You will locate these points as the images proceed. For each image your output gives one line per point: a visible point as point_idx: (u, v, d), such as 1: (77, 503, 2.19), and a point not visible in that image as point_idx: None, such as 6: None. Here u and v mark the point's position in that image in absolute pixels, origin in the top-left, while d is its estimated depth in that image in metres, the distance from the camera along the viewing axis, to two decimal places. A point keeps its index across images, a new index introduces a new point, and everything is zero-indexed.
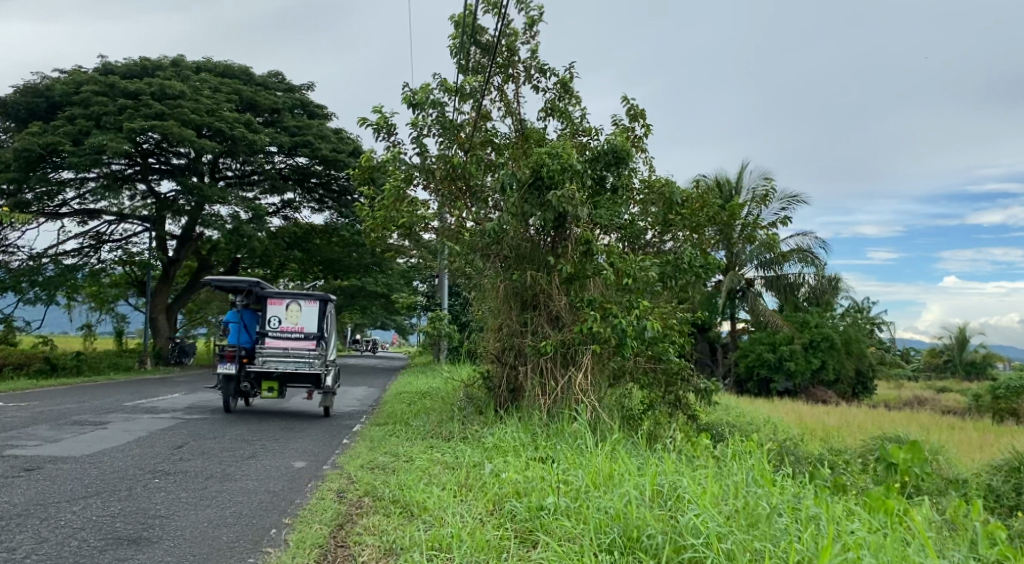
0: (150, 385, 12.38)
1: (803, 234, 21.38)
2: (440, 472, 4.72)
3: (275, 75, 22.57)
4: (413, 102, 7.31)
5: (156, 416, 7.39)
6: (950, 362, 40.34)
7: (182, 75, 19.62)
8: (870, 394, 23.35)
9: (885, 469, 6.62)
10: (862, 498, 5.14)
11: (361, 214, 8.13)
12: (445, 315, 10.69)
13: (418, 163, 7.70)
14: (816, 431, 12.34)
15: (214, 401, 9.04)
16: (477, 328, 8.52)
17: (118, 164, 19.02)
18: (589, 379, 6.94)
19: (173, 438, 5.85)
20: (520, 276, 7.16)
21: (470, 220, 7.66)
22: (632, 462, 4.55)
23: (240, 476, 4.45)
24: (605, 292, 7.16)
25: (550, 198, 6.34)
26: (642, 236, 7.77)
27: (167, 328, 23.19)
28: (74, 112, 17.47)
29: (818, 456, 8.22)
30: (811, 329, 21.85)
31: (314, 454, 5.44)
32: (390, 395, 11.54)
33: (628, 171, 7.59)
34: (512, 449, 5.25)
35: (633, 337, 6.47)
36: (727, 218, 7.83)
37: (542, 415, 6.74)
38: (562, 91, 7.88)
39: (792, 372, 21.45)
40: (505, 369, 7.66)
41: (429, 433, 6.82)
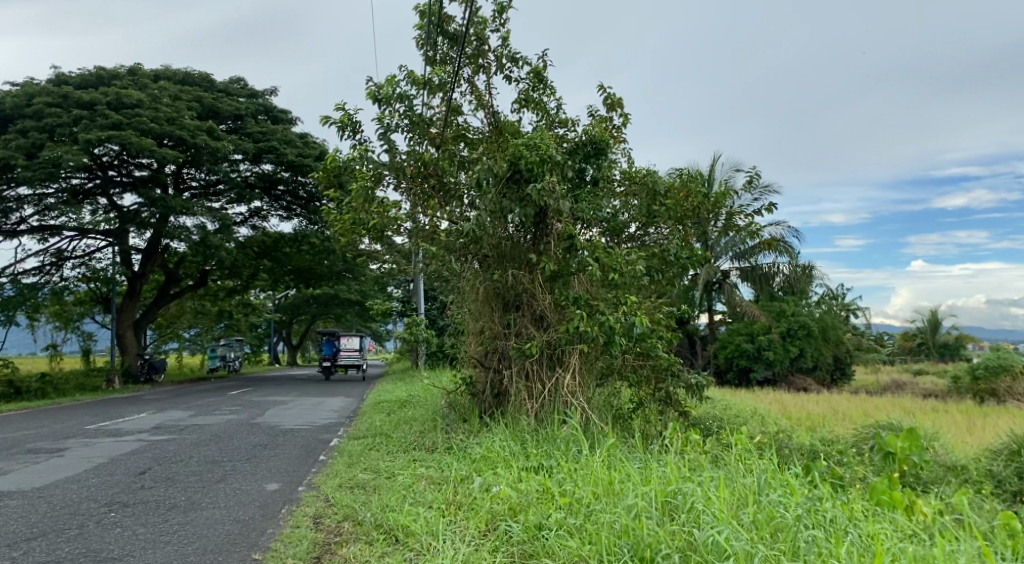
0: (114, 406, 11.75)
1: (777, 224, 21.40)
2: (425, 488, 4.40)
3: (237, 81, 21.92)
4: (380, 97, 6.96)
5: (120, 439, 6.91)
6: (923, 346, 41.05)
7: (140, 83, 18.88)
8: (848, 379, 23.54)
9: (881, 458, 6.48)
10: (867, 492, 4.97)
11: (329, 218, 7.75)
12: (421, 319, 10.33)
13: (387, 160, 7.36)
14: (800, 420, 12.29)
15: (182, 420, 8.55)
16: (456, 331, 8.20)
17: (78, 177, 18.29)
18: (577, 381, 6.67)
19: (136, 464, 5.42)
20: (501, 276, 6.85)
21: (445, 219, 7.29)
22: (632, 469, 4.33)
23: (206, 505, 4.05)
24: (590, 289, 6.90)
25: (529, 190, 6.04)
26: (625, 229, 7.54)
27: (136, 344, 22.42)
28: (26, 125, 16.67)
29: (811, 447, 8.07)
30: (788, 318, 21.94)
31: (288, 474, 5.06)
32: (369, 403, 11.16)
33: (607, 162, 7.36)
34: (502, 459, 4.96)
35: (622, 333, 6.23)
36: (713, 206, 7.54)
37: (530, 420, 6.46)
38: (536, 81, 7.60)
39: (771, 361, 21.52)
40: (488, 374, 7.33)
41: (411, 444, 6.49)
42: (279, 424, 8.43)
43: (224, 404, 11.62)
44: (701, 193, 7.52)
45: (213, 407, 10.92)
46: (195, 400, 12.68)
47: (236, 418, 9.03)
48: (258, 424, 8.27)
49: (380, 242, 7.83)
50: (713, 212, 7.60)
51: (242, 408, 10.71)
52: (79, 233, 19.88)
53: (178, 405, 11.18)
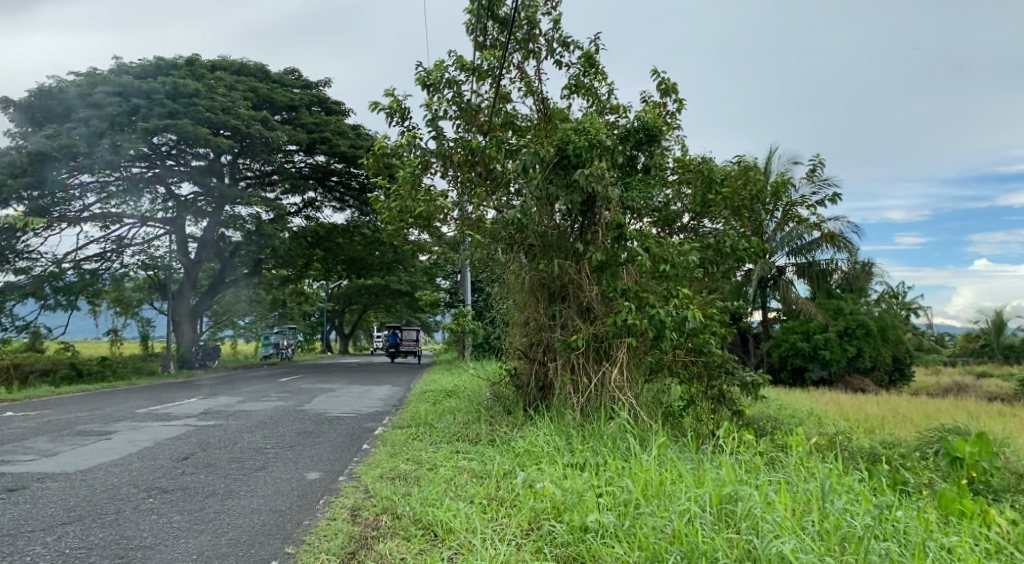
0: (168, 390, 12.12)
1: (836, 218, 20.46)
2: (467, 482, 4.25)
3: (290, 72, 22.24)
4: (427, 82, 6.83)
5: (167, 423, 7.05)
6: (989, 347, 38.74)
7: (197, 74, 19.33)
8: (908, 381, 22.36)
9: (949, 464, 6.02)
10: (937, 501, 4.60)
11: (376, 207, 7.70)
12: (468, 310, 10.22)
13: (434, 147, 7.23)
14: (860, 422, 11.65)
15: (230, 406, 8.69)
16: (501, 323, 8.04)
17: (139, 167, 19.02)
18: (625, 376, 6.43)
19: (180, 449, 5.48)
20: (547, 266, 6.64)
21: (492, 208, 7.11)
22: (685, 469, 4.07)
23: (244, 494, 4.03)
24: (639, 280, 6.63)
25: (577, 176, 5.79)
26: (678, 219, 7.24)
27: (190, 330, 23.25)
28: (88, 115, 17.33)
29: (870, 450, 7.61)
30: (845, 317, 20.99)
31: (329, 463, 5.01)
32: (414, 394, 11.14)
33: (660, 150, 7.05)
34: (547, 454, 4.77)
35: (673, 328, 5.94)
36: (773, 196, 7.12)
37: (575, 415, 6.25)
38: (587, 66, 7.33)
39: (828, 361, 20.60)
40: (534, 366, 7.15)
41: (454, 435, 6.38)
42: (324, 412, 8.47)
43: (273, 391, 11.83)
44: (761, 181, 7.11)
45: (262, 393, 11.11)
46: (246, 386, 12.96)
47: (283, 405, 9.13)
48: (303, 412, 8.33)
49: (426, 231, 7.73)
50: (774, 202, 7.18)
51: (290, 395, 10.86)
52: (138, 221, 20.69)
53: (229, 391, 11.43)
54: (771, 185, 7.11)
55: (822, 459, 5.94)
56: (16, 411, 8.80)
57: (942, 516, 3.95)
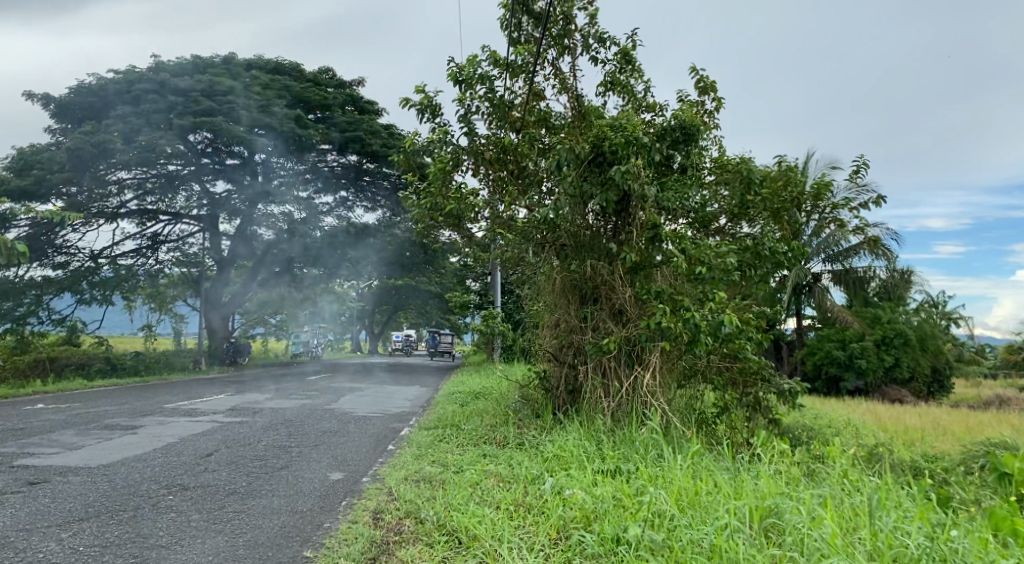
0: (199, 386, 12.27)
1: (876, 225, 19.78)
2: (493, 487, 4.09)
3: (325, 71, 22.43)
4: (460, 78, 6.73)
5: (193, 419, 7.06)
6: None
7: (233, 73, 19.61)
8: (948, 394, 21.51)
9: (998, 480, 5.66)
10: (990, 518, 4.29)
11: (407, 204, 7.62)
12: (497, 312, 10.10)
13: (465, 143, 7.11)
14: (900, 435, 11.19)
15: (257, 403, 8.70)
16: (531, 324, 7.88)
17: (174, 165, 19.48)
18: (658, 380, 6.21)
19: (204, 446, 5.46)
20: (579, 266, 6.47)
21: (523, 207, 6.96)
22: (723, 479, 3.84)
23: (265, 493, 3.98)
24: (674, 283, 6.41)
25: (613, 173, 5.61)
26: (715, 221, 7.00)
27: (221, 327, 23.65)
28: (125, 112, 17.72)
29: (913, 464, 7.24)
30: (883, 325, 20.30)
31: (353, 464, 4.92)
32: (441, 395, 11.05)
33: (698, 149, 6.81)
34: (577, 460, 4.59)
35: (709, 333, 5.70)
36: (814, 198, 6.81)
37: (605, 420, 6.06)
38: (623, 62, 7.14)
39: (864, 371, 19.95)
40: (563, 369, 6.98)
41: (481, 438, 6.23)
42: (350, 411, 8.43)
43: (301, 389, 11.88)
44: (803, 182, 6.81)
45: (290, 391, 11.15)
46: (275, 384, 13.03)
47: (310, 403, 9.12)
48: (330, 410, 8.29)
49: (456, 230, 7.62)
50: (815, 204, 6.88)
51: (318, 394, 10.88)
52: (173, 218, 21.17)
53: (257, 388, 11.51)
54: (812, 186, 6.80)
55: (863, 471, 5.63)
56: (48, 403, 8.95)
57: (1000, 537, 3.66)
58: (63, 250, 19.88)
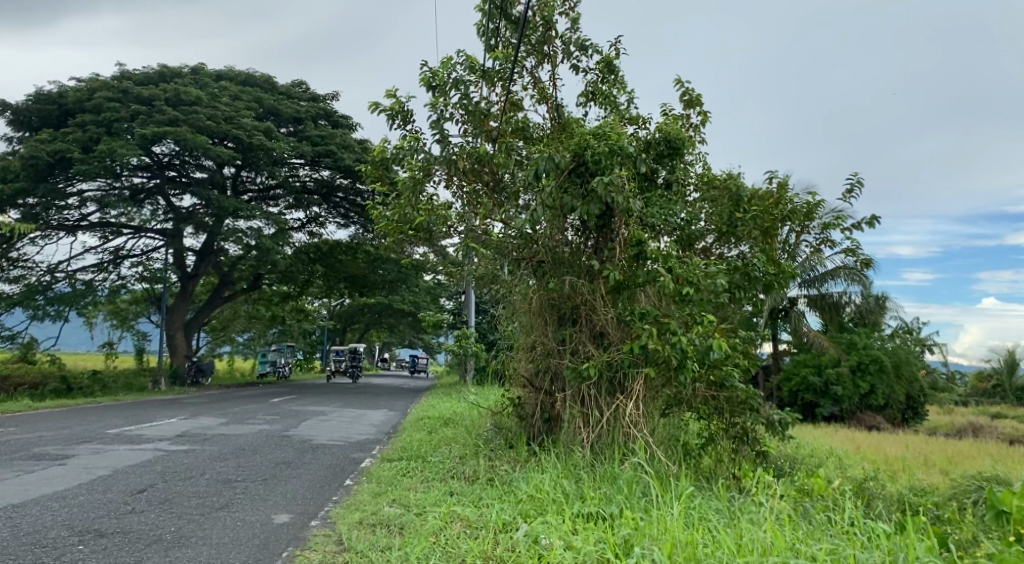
0: (152, 408, 11.49)
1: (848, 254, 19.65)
2: (458, 536, 3.59)
3: (298, 85, 22.00)
4: (433, 83, 6.34)
5: (135, 447, 6.40)
6: (999, 387, 37.88)
7: (201, 83, 19.03)
8: (921, 421, 21.41)
9: (995, 519, 5.28)
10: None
11: (374, 217, 7.17)
12: (471, 334, 9.67)
13: (438, 152, 6.71)
14: (882, 465, 10.89)
15: (211, 429, 8.05)
16: (505, 346, 7.42)
17: (139, 177, 19.08)
18: (641, 409, 5.80)
19: (138, 479, 4.84)
20: (557, 285, 6.07)
21: (498, 221, 6.56)
22: (720, 528, 3.42)
23: (196, 541, 3.40)
24: (658, 304, 6.04)
25: (596, 184, 5.21)
26: (700, 240, 6.67)
27: (184, 345, 22.53)
28: (85, 120, 17.02)
29: (903, 498, 6.86)
30: (858, 351, 20.23)
31: (304, 503, 4.34)
32: (409, 421, 10.49)
33: (683, 164, 6.53)
34: (554, 502, 4.12)
35: (695, 358, 5.35)
36: (804, 218, 6.52)
37: (583, 453, 5.60)
38: (605, 71, 6.82)
39: (839, 397, 19.82)
40: (539, 396, 6.52)
41: (449, 471, 5.72)
42: (311, 438, 7.82)
43: (262, 412, 11.19)
44: (795, 200, 6.46)
45: (250, 415, 10.47)
46: (235, 406, 12.31)
47: (268, 429, 8.47)
48: (289, 438, 7.67)
49: (428, 244, 7.20)
50: (805, 224, 6.56)
51: (278, 418, 10.21)
52: (137, 231, 20.53)
53: (214, 411, 10.80)
54: (804, 204, 6.49)
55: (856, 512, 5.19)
56: None
57: None
58: (17, 264, 18.93)
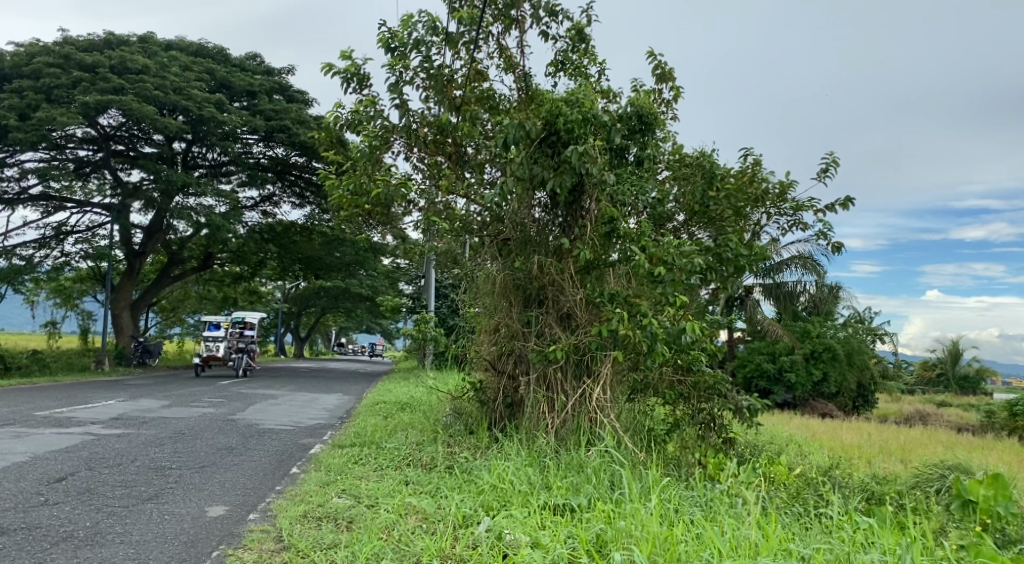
0: (88, 390, 10.73)
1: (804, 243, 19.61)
2: (412, 532, 3.29)
3: (252, 57, 21.03)
4: (392, 45, 5.92)
5: (62, 431, 5.65)
6: (943, 376, 39.58)
7: (149, 51, 18.00)
8: (871, 408, 21.99)
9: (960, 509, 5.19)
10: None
11: (328, 188, 6.73)
12: (431, 317, 9.37)
13: (398, 120, 6.32)
14: (839, 453, 10.98)
15: (150, 412, 7.48)
16: (467, 328, 7.11)
17: (84, 148, 18.07)
18: (608, 394, 5.58)
19: (58, 464, 4.24)
20: (523, 263, 5.79)
21: (461, 195, 6.22)
22: (700, 532, 3.17)
23: (112, 539, 2.93)
24: (628, 285, 5.80)
25: (568, 153, 4.90)
26: (670, 220, 6.46)
27: (130, 325, 21.32)
28: (21, 84, 15.82)
29: (866, 488, 6.80)
30: (812, 339, 20.60)
31: (243, 494, 3.94)
32: (363, 405, 10.09)
33: (656, 140, 6.28)
34: (518, 493, 3.86)
35: (666, 341, 5.16)
36: (776, 199, 6.39)
37: (547, 439, 5.36)
38: (576, 40, 6.51)
39: (793, 384, 20.21)
40: (502, 379, 6.24)
41: (405, 459, 5.42)
42: (258, 424, 7.34)
43: (208, 395, 10.61)
44: (769, 180, 6.37)
45: (195, 397, 9.86)
46: (180, 388, 11.70)
47: (212, 413, 7.95)
48: (234, 422, 7.17)
49: (388, 220, 6.81)
50: (776, 205, 6.42)
51: (225, 401, 9.69)
52: (81, 205, 19.45)
53: (157, 393, 10.17)
54: (776, 185, 6.36)
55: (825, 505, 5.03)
56: None
57: None
58: None
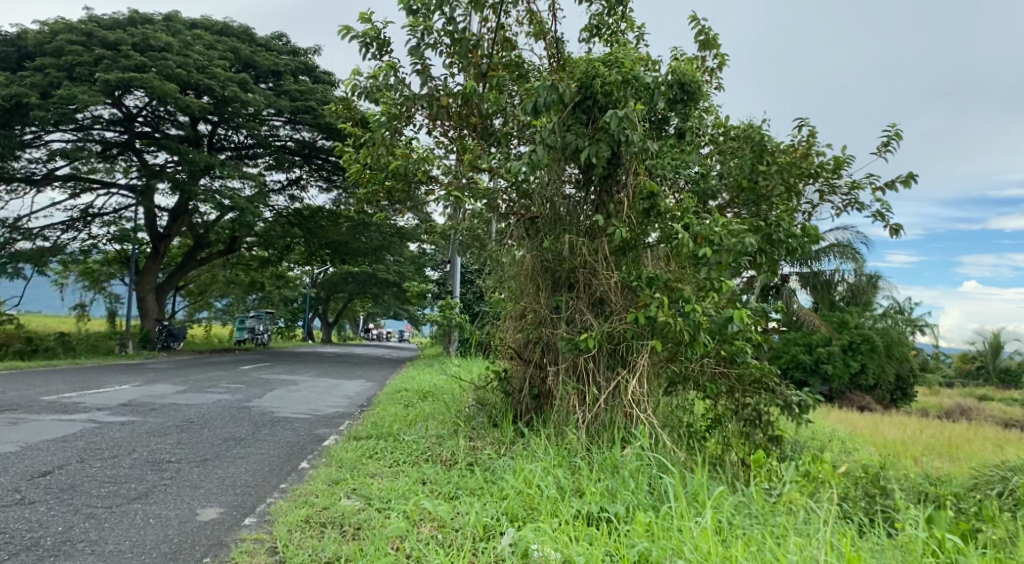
0: (108, 372, 10.58)
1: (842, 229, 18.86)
2: (425, 544, 2.87)
3: (278, 38, 20.72)
4: (414, 7, 5.45)
5: (63, 418, 5.34)
6: (983, 369, 38.12)
7: (173, 30, 17.85)
8: (910, 402, 20.95)
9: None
10: None
11: (346, 162, 6.29)
12: (456, 303, 8.94)
13: (420, 90, 5.86)
14: (887, 450, 10.27)
15: (163, 398, 7.21)
16: (492, 315, 6.64)
17: (110, 130, 18.05)
18: (645, 388, 5.09)
19: (48, 456, 3.91)
20: (553, 244, 5.32)
21: (488, 170, 5.75)
22: (760, 557, 2.67)
23: (81, 550, 2.56)
24: (668, 269, 5.28)
25: (606, 118, 4.38)
26: (715, 199, 5.91)
27: (155, 309, 21.32)
28: (45, 63, 15.72)
29: (926, 492, 6.16)
30: (850, 330, 19.74)
31: (242, 494, 3.56)
32: (384, 393, 9.77)
33: (699, 111, 5.74)
34: (548, 499, 3.41)
35: (710, 330, 4.65)
36: (831, 174, 5.79)
37: (577, 435, 4.91)
38: (613, 2, 5.95)
39: (829, 377, 19.33)
40: (528, 369, 5.75)
41: (424, 453, 5.02)
42: (272, 412, 7.02)
43: (227, 380, 10.42)
44: (823, 153, 5.79)
45: (212, 383, 9.63)
46: (201, 373, 11.53)
47: (227, 400, 7.66)
48: (247, 410, 6.86)
49: (408, 198, 6.36)
50: (831, 182, 5.82)
51: (244, 387, 9.46)
52: (107, 187, 19.46)
53: (175, 377, 9.98)
54: (832, 159, 5.77)
55: (891, 521, 4.45)
56: None
57: None
58: None
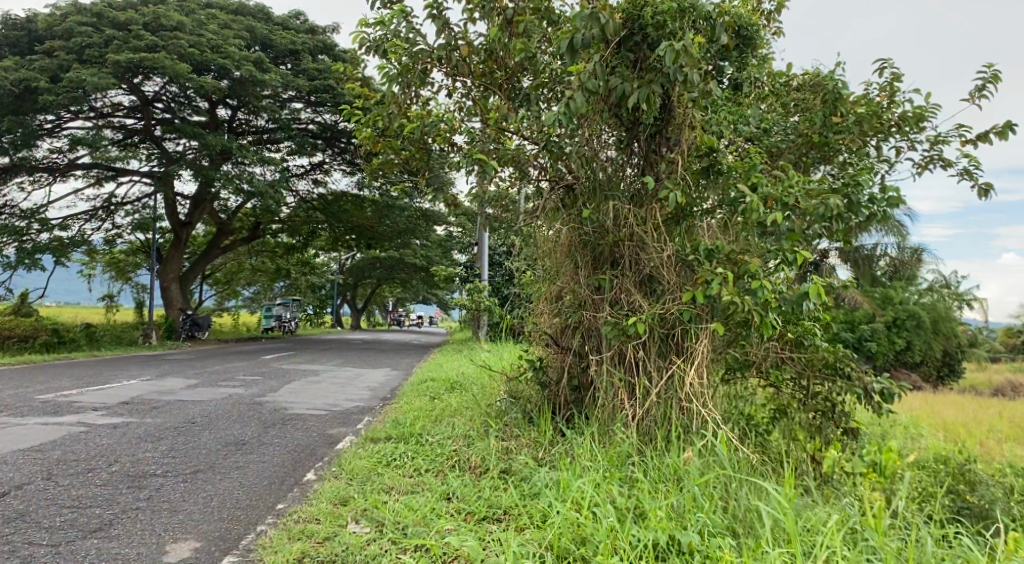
0: (122, 366, 10.16)
1: None
2: None
3: (296, 16, 20.12)
4: None
5: (49, 422, 4.81)
6: None
7: (187, 9, 17.37)
8: (959, 379, 19.67)
9: None
10: None
11: (355, 129, 5.59)
12: (485, 285, 8.29)
13: (436, 43, 5.12)
14: (952, 435, 9.29)
15: (171, 394, 6.70)
16: (523, 297, 5.92)
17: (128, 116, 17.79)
18: (704, 377, 4.32)
19: (7, 474, 3.37)
20: (593, 212, 4.58)
21: (516, 131, 5.00)
22: None
23: None
24: (728, 240, 4.49)
25: (659, 52, 3.59)
26: (781, 158, 5.03)
27: (179, 298, 21.11)
28: (54, 46, 15.39)
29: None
30: (895, 306, 18.51)
31: (227, 520, 2.94)
32: (407, 384, 9.22)
33: (758, 55, 4.89)
34: (602, 529, 2.70)
35: (782, 308, 3.87)
36: (914, 127, 4.86)
37: (627, 437, 4.17)
38: None
39: (874, 355, 18.14)
40: (566, 358, 5.01)
41: (449, 458, 4.35)
42: (286, 408, 6.45)
43: (245, 371, 9.96)
44: (905, 102, 4.86)
45: (227, 375, 9.15)
46: (221, 364, 11.13)
47: (239, 394, 7.13)
48: (259, 407, 6.30)
49: (425, 167, 5.64)
50: (911, 135, 4.91)
51: (260, 379, 8.98)
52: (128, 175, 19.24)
53: (191, 370, 9.54)
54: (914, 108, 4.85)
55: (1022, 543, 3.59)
56: None
57: None
58: None
